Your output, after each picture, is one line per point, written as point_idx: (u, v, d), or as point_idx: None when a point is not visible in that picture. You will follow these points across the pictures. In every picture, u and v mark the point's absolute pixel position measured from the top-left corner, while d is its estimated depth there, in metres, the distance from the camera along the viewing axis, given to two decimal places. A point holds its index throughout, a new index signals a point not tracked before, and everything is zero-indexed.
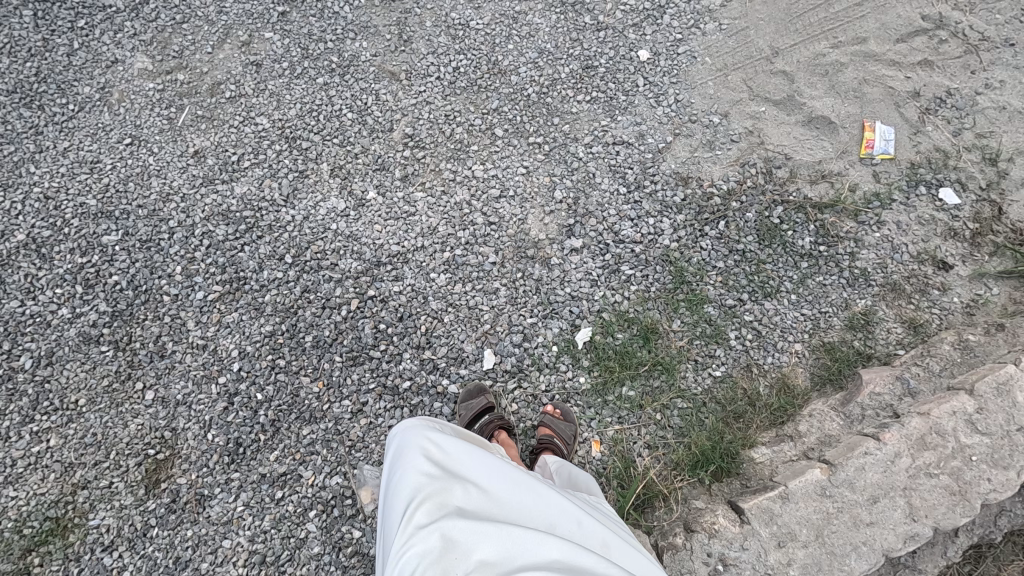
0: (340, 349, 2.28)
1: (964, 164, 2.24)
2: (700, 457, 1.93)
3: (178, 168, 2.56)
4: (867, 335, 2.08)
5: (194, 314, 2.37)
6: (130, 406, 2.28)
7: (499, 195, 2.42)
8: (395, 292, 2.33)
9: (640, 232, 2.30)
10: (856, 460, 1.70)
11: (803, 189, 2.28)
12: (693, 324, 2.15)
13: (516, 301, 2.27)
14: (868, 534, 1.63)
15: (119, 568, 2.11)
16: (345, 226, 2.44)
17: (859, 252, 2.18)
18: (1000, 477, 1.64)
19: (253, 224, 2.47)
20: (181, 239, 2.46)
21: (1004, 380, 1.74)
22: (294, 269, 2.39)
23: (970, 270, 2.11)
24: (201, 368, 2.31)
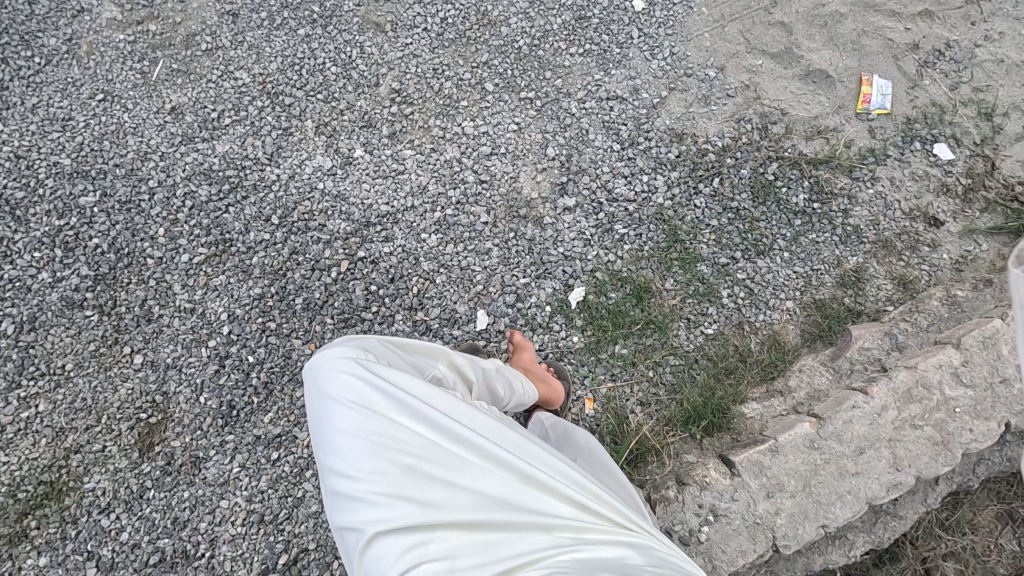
0: (331, 311, 2.25)
1: (960, 118, 2.22)
2: (692, 413, 1.96)
3: (155, 125, 2.46)
4: (857, 292, 2.09)
5: (180, 277, 2.32)
6: (119, 371, 2.25)
7: (490, 152, 2.37)
8: (386, 253, 2.29)
9: (634, 190, 2.27)
10: (845, 414, 1.74)
11: (798, 146, 2.26)
12: (686, 282, 2.15)
13: (508, 261, 2.25)
14: (854, 483, 1.68)
15: (117, 529, 2.13)
16: (332, 185, 2.38)
17: (852, 209, 2.18)
18: (981, 427, 1.69)
19: (237, 184, 2.40)
20: (163, 200, 2.38)
21: (990, 334, 1.77)
22: (281, 230, 2.34)
23: (961, 226, 2.12)
24: (190, 332, 2.28)
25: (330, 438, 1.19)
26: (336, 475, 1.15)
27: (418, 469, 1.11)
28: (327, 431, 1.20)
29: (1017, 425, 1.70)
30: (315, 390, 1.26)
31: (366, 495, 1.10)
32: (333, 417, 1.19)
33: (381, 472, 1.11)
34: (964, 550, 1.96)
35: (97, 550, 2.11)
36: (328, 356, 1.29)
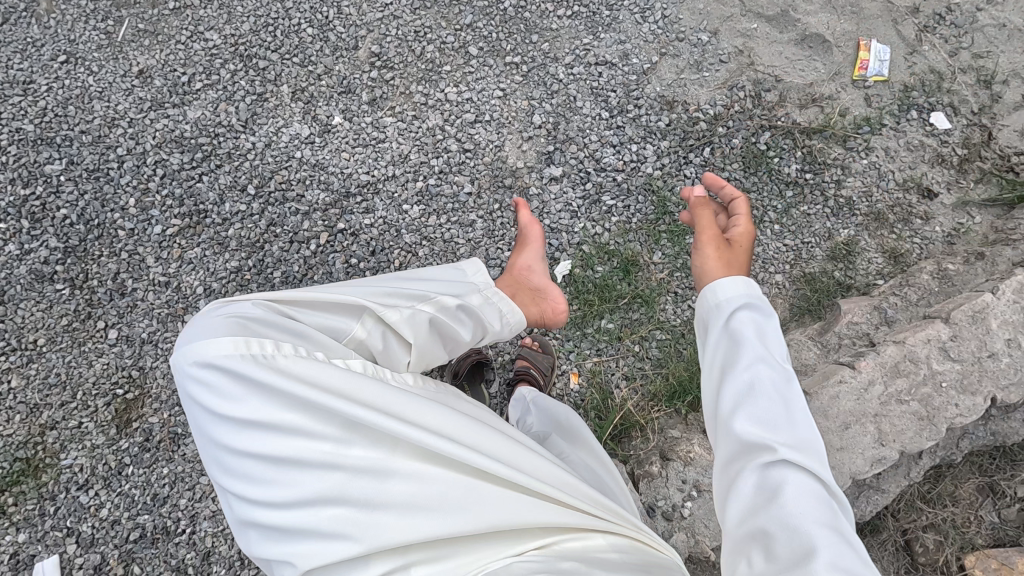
0: (311, 285, 2.19)
1: (958, 86, 2.15)
2: (678, 388, 1.95)
3: (122, 90, 2.34)
4: (847, 266, 2.06)
5: (153, 250, 2.24)
6: (93, 346, 2.19)
7: (474, 120, 2.28)
8: (367, 225, 2.22)
9: (622, 159, 2.20)
10: (831, 389, 1.72)
11: (792, 114, 2.18)
12: (675, 255, 2.10)
13: (493, 234, 2.20)
14: (838, 458, 1.67)
15: (96, 506, 2.10)
16: (310, 154, 2.28)
17: (845, 180, 2.12)
18: (967, 402, 1.67)
19: (210, 152, 2.30)
20: (133, 168, 2.29)
21: (980, 308, 1.74)
22: (258, 201, 2.25)
23: (955, 198, 2.08)
24: (165, 306, 2.21)
25: (230, 458, 1.02)
26: (246, 502, 1.01)
27: (335, 479, 0.97)
28: (224, 450, 1.02)
29: (1003, 399, 1.69)
30: (198, 399, 1.04)
31: (283, 524, 0.97)
32: (230, 436, 1.01)
33: (297, 498, 0.97)
34: (944, 522, 1.97)
35: (77, 527, 2.09)
36: (204, 354, 1.04)
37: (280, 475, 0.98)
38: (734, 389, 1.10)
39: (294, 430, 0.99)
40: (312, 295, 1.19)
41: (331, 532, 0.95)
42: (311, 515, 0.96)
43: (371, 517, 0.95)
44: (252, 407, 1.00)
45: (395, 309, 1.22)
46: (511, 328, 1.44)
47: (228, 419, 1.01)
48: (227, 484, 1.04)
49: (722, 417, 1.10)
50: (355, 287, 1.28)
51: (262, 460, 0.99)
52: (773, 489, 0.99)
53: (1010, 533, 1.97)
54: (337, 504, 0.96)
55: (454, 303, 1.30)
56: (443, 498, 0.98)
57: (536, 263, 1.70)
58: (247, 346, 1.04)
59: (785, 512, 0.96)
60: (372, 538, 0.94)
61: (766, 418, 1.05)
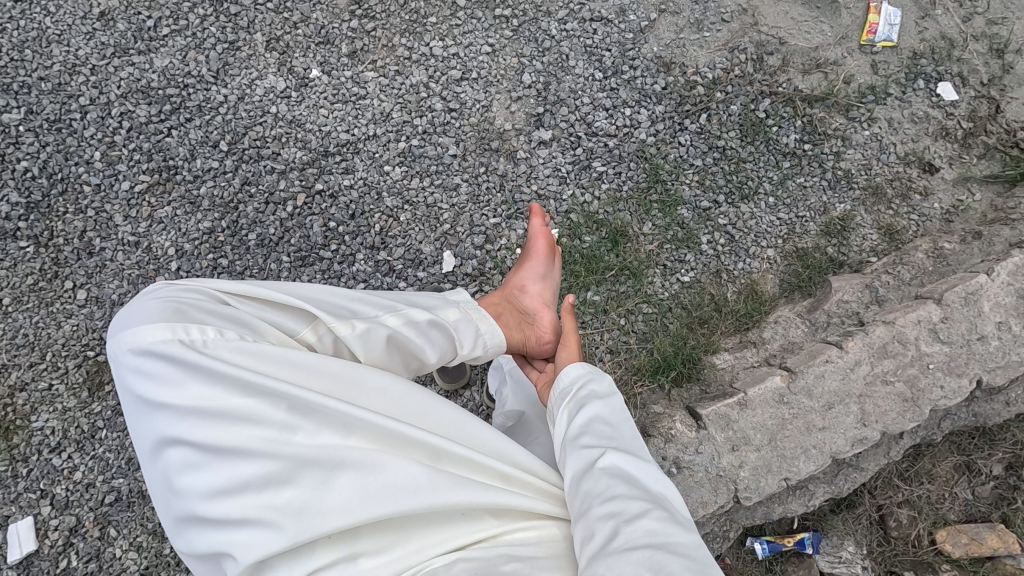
0: (287, 248, 2.10)
1: (969, 55, 2.05)
2: (662, 363, 1.90)
3: (83, 33, 2.18)
4: (841, 241, 2.00)
5: (121, 208, 2.13)
6: (61, 306, 2.11)
7: (461, 78, 2.15)
8: (346, 186, 2.12)
9: (615, 124, 2.10)
10: (818, 368, 1.69)
11: (794, 80, 2.08)
12: (665, 227, 2.03)
13: (478, 200, 2.10)
14: (820, 438, 1.65)
15: (70, 469, 2.06)
16: (286, 109, 2.16)
17: (845, 152, 2.04)
18: (952, 384, 1.66)
19: (179, 105, 2.16)
20: (97, 120, 2.15)
21: (974, 290, 1.70)
22: (232, 158, 2.14)
23: (956, 173, 2.01)
24: (135, 267, 2.11)
25: (166, 448, 0.98)
26: (182, 494, 0.97)
27: (279, 466, 0.95)
28: (161, 442, 0.98)
29: (988, 382, 1.67)
30: (133, 388, 1.00)
31: (221, 515, 0.94)
32: (165, 426, 0.97)
33: (237, 487, 0.94)
34: (919, 499, 1.99)
35: (51, 489, 2.05)
36: (141, 342, 1.00)
37: (220, 464, 0.95)
38: (577, 414, 1.21)
39: (235, 418, 0.96)
40: (260, 288, 1.14)
41: (274, 522, 0.92)
42: (251, 504, 0.93)
43: (315, 505, 0.94)
44: (190, 397, 0.96)
45: (347, 321, 1.16)
46: (487, 348, 1.37)
47: (167, 408, 0.97)
48: (162, 475, 0.99)
49: (567, 439, 1.18)
50: (311, 284, 1.23)
51: (201, 450, 0.95)
52: (609, 476, 1.07)
53: (981, 509, 2.00)
54: (281, 493, 0.94)
55: (417, 320, 1.24)
56: (390, 483, 0.97)
57: (533, 282, 1.60)
58: (183, 332, 1.00)
59: (618, 486, 1.05)
60: (317, 525, 0.93)
61: (601, 430, 1.17)
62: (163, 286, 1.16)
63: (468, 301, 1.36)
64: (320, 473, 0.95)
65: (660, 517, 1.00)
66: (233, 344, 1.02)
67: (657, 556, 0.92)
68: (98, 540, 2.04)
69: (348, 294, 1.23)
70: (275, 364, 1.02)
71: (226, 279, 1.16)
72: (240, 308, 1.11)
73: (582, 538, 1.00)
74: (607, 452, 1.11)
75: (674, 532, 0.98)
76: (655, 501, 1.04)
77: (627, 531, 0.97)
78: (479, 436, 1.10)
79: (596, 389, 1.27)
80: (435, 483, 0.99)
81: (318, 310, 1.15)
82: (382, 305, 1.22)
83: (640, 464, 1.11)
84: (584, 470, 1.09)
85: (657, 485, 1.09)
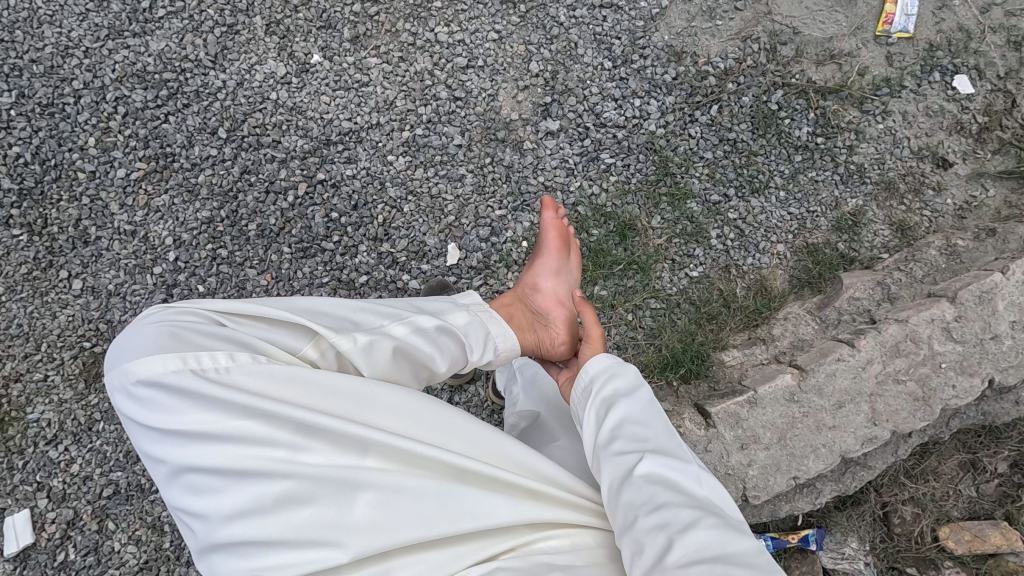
0: (288, 239, 2.06)
1: (986, 47, 2.01)
2: (670, 359, 1.88)
3: (76, 14, 2.10)
4: (852, 237, 1.97)
5: (117, 195, 2.08)
6: (57, 296, 2.06)
7: (467, 65, 2.10)
8: (349, 176, 2.07)
9: (624, 115, 2.05)
10: (829, 366, 1.67)
11: (808, 72, 2.03)
12: (674, 220, 1.99)
13: (483, 191, 2.06)
14: (829, 437, 1.64)
15: (67, 461, 2.03)
16: (287, 96, 2.10)
17: (858, 145, 2.01)
18: (964, 383, 1.64)
19: (176, 90, 2.10)
20: (92, 104, 2.08)
21: (989, 288, 1.67)
22: (231, 146, 2.08)
23: (970, 169, 1.98)
24: (132, 256, 2.06)
25: (184, 475, 0.94)
26: (201, 521, 0.94)
27: (299, 487, 0.91)
28: (175, 469, 0.95)
29: (1000, 381, 1.66)
30: (143, 417, 0.96)
31: (244, 541, 0.91)
32: (181, 452, 0.94)
33: (260, 513, 0.91)
34: (923, 496, 1.99)
35: (48, 482, 2.02)
36: (149, 371, 0.96)
37: (241, 490, 0.91)
38: (607, 418, 1.19)
39: (255, 443, 0.93)
40: (259, 307, 1.08)
41: (300, 544, 0.90)
42: (277, 529, 0.90)
43: (345, 527, 0.91)
44: (207, 424, 0.93)
45: (349, 334, 1.08)
46: (500, 351, 1.31)
47: (177, 435, 0.94)
48: (179, 503, 0.96)
49: (600, 446, 1.16)
50: (315, 297, 1.16)
51: (221, 476, 0.92)
52: (653, 485, 1.05)
53: (985, 507, 2.00)
54: (303, 514, 0.91)
55: (425, 328, 1.16)
56: (420, 503, 0.94)
57: (545, 278, 1.55)
58: (190, 361, 0.96)
59: (664, 495, 1.03)
60: (348, 549, 0.90)
61: (634, 433, 1.15)
62: (164, 308, 1.11)
63: (478, 305, 1.29)
64: (347, 495, 0.93)
65: (713, 524, 0.98)
66: (246, 368, 0.98)
67: (718, 568, 0.90)
68: (97, 534, 2.01)
69: (353, 305, 1.15)
70: (291, 385, 0.99)
71: (225, 299, 1.10)
72: (241, 330, 1.06)
73: (631, 551, 0.99)
74: (645, 458, 1.09)
75: (730, 539, 0.96)
76: (704, 507, 1.03)
77: (680, 543, 0.95)
78: (502, 449, 1.08)
79: (624, 390, 1.23)
80: (463, 500, 0.97)
81: (319, 325, 1.07)
82: (387, 314, 1.14)
83: (682, 467, 1.09)
84: (625, 478, 1.07)
85: (702, 488, 1.08)
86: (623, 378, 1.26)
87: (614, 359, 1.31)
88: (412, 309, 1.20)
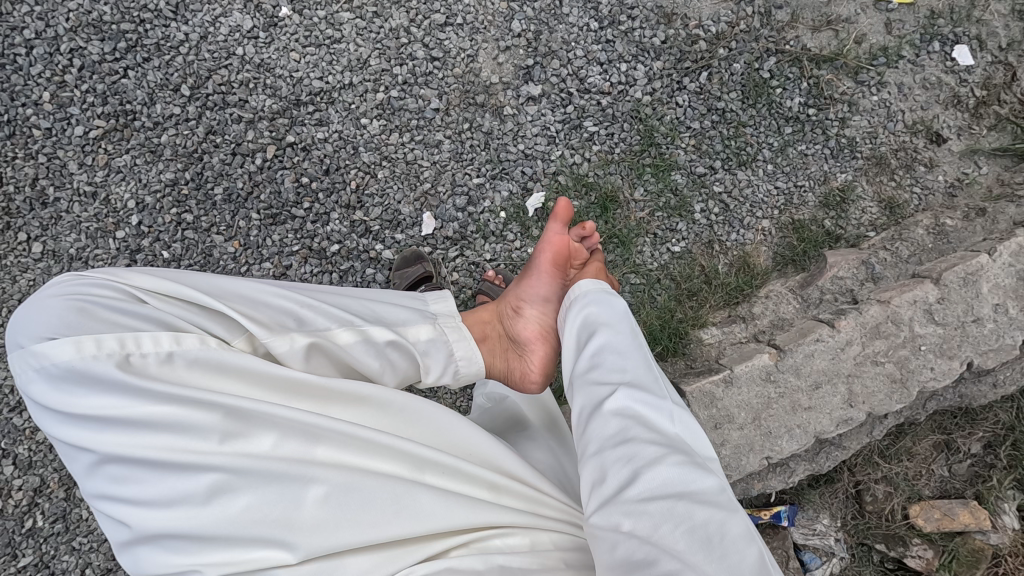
0: (257, 205, 1.97)
1: (990, 16, 1.92)
2: (648, 336, 1.85)
3: None
4: (839, 214, 1.91)
5: (76, 155, 1.97)
6: (15, 260, 1.96)
7: (445, 23, 1.98)
8: (319, 140, 1.98)
9: (609, 81, 1.95)
10: (808, 346, 1.64)
11: (803, 38, 1.94)
12: (658, 193, 1.92)
13: (461, 157, 1.97)
14: (804, 418, 1.62)
15: (31, 429, 1.98)
16: (254, 51, 1.98)
17: (850, 118, 1.93)
18: (942, 366, 1.62)
19: (135, 42, 1.97)
20: (45, 56, 1.95)
21: (974, 270, 1.63)
22: (195, 104, 1.97)
23: (964, 145, 1.91)
24: (94, 219, 1.97)
25: (114, 464, 0.89)
26: (126, 514, 0.88)
27: (235, 479, 0.87)
28: (102, 460, 0.90)
29: (979, 364, 1.63)
30: (70, 398, 0.90)
31: (175, 534, 0.86)
32: (108, 441, 0.89)
33: (191, 505, 0.86)
34: (896, 475, 1.99)
35: (12, 449, 1.97)
36: (81, 353, 0.91)
37: (174, 482, 0.86)
38: (587, 348, 1.14)
39: (194, 431, 0.88)
40: (196, 293, 1.01)
41: (235, 536, 0.85)
42: (212, 523, 0.86)
43: (286, 520, 0.86)
44: (142, 411, 0.89)
45: (286, 335, 1.01)
46: (460, 374, 1.21)
47: (107, 424, 0.89)
48: (103, 494, 0.90)
49: (578, 375, 1.13)
50: (263, 284, 1.09)
51: (153, 465, 0.88)
52: (623, 420, 1.03)
53: (956, 486, 1.99)
54: (239, 507, 0.86)
55: (373, 339, 1.07)
56: (367, 497, 0.91)
57: (531, 303, 1.38)
58: (122, 346, 0.92)
59: (633, 430, 1.01)
60: (288, 544, 0.86)
61: (613, 364, 1.10)
62: (100, 275, 1.05)
63: (448, 316, 1.19)
64: (290, 489, 0.88)
65: (678, 462, 0.96)
66: (190, 355, 0.94)
67: (678, 507, 0.91)
68: (65, 501, 1.98)
69: (303, 300, 1.08)
70: (237, 375, 0.95)
71: (168, 278, 1.04)
72: (175, 313, 1.00)
73: (594, 480, 1.00)
74: (618, 391, 1.05)
75: (693, 478, 0.95)
76: (672, 446, 1.00)
77: (643, 480, 0.95)
78: (461, 440, 1.06)
79: (608, 319, 1.18)
80: (412, 494, 0.93)
81: (254, 322, 1.00)
82: (336, 316, 1.06)
83: (657, 403, 1.05)
84: (598, 413, 1.05)
85: (675, 425, 1.04)
86: (609, 308, 1.20)
87: (602, 287, 1.26)
88: (366, 312, 1.12)
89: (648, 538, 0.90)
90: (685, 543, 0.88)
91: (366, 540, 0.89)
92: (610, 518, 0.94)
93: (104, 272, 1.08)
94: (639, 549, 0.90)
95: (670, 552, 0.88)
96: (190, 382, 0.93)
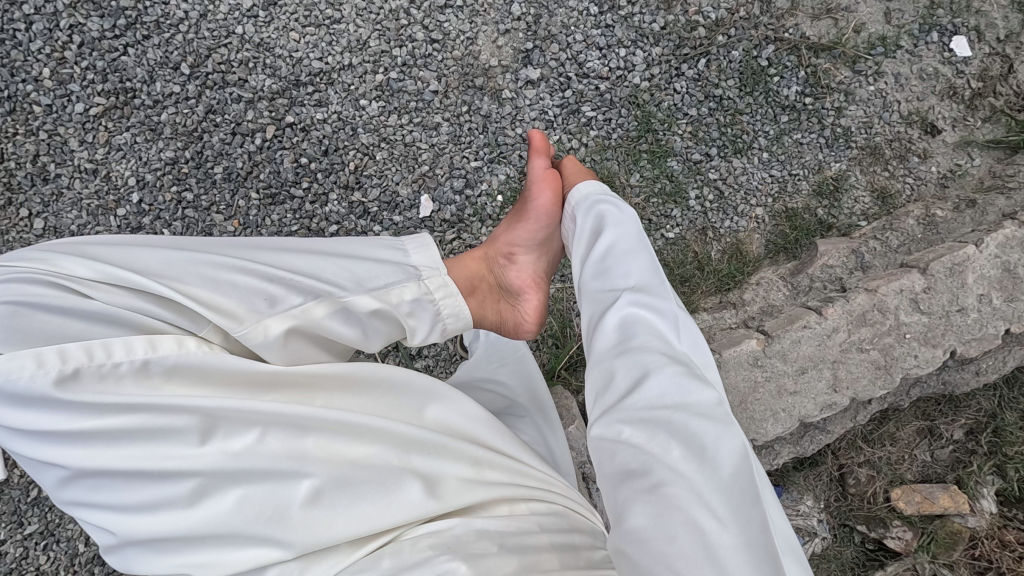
0: (256, 184, 1.99)
1: (989, 7, 1.92)
2: None
3: None
4: (832, 203, 1.94)
5: (76, 132, 1.98)
6: (18, 236, 1.98)
7: (445, 4, 1.97)
8: (318, 120, 1.99)
9: (608, 66, 1.96)
10: (795, 333, 1.68)
11: (802, 26, 1.94)
12: (653, 179, 1.95)
13: (459, 141, 1.99)
14: (789, 402, 1.66)
15: None
16: (253, 31, 1.98)
17: (846, 108, 1.94)
18: (926, 354, 1.65)
19: (134, 20, 1.96)
20: (44, 32, 1.95)
21: (960, 261, 1.66)
22: (194, 83, 1.98)
23: (958, 137, 1.93)
24: (94, 197, 1.99)
25: (97, 477, 0.94)
26: (114, 523, 0.94)
27: (219, 481, 0.92)
28: (83, 473, 0.94)
29: (962, 353, 1.67)
30: (37, 416, 0.92)
31: (166, 536, 0.92)
32: (86, 456, 0.93)
33: (179, 508, 0.91)
34: (879, 460, 2.03)
35: None
36: (44, 369, 0.91)
37: (160, 488, 0.92)
38: (594, 257, 1.19)
39: (176, 437, 0.92)
40: (153, 284, 1.00)
41: (226, 533, 0.91)
42: (200, 525, 0.91)
43: (276, 517, 0.92)
44: (122, 421, 0.92)
45: (260, 326, 1.03)
46: (446, 330, 1.23)
47: (83, 438, 0.93)
48: (90, 505, 0.95)
49: (587, 283, 1.17)
50: (222, 257, 1.07)
51: (139, 473, 0.92)
52: (626, 324, 1.06)
53: (937, 471, 2.04)
54: (227, 507, 0.91)
55: (354, 307, 1.09)
56: (352, 487, 0.95)
57: (524, 251, 1.44)
58: (90, 356, 0.93)
59: (635, 337, 1.03)
60: (277, 540, 0.91)
61: (618, 271, 1.14)
62: (40, 270, 1.02)
63: (432, 270, 1.18)
64: (277, 486, 0.93)
65: (678, 372, 0.97)
66: (167, 361, 0.96)
67: (673, 419, 0.92)
68: None
69: (268, 274, 1.06)
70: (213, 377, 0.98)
71: (114, 267, 1.01)
72: (141, 308, 1.01)
73: (598, 389, 1.02)
74: (623, 297, 1.09)
75: (691, 390, 0.95)
76: (674, 355, 1.01)
77: (641, 390, 0.96)
78: (444, 421, 1.09)
79: (615, 228, 1.22)
80: (397, 481, 0.98)
81: (219, 316, 1.01)
82: (308, 290, 1.06)
83: (661, 307, 1.08)
84: (603, 317, 1.09)
85: (680, 332, 1.06)
86: (615, 218, 1.25)
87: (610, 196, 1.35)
88: (342, 274, 1.10)
89: (644, 447, 0.91)
90: (678, 451, 0.89)
91: (353, 533, 0.93)
92: (610, 427, 0.95)
93: (40, 256, 1.04)
94: (635, 459, 0.91)
95: (664, 463, 0.89)
96: (170, 390, 0.96)
